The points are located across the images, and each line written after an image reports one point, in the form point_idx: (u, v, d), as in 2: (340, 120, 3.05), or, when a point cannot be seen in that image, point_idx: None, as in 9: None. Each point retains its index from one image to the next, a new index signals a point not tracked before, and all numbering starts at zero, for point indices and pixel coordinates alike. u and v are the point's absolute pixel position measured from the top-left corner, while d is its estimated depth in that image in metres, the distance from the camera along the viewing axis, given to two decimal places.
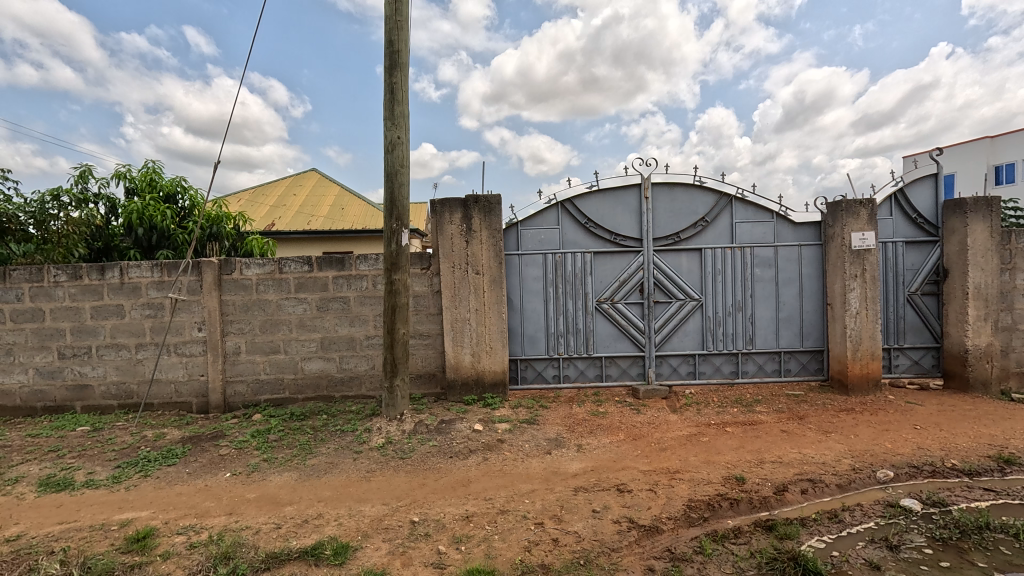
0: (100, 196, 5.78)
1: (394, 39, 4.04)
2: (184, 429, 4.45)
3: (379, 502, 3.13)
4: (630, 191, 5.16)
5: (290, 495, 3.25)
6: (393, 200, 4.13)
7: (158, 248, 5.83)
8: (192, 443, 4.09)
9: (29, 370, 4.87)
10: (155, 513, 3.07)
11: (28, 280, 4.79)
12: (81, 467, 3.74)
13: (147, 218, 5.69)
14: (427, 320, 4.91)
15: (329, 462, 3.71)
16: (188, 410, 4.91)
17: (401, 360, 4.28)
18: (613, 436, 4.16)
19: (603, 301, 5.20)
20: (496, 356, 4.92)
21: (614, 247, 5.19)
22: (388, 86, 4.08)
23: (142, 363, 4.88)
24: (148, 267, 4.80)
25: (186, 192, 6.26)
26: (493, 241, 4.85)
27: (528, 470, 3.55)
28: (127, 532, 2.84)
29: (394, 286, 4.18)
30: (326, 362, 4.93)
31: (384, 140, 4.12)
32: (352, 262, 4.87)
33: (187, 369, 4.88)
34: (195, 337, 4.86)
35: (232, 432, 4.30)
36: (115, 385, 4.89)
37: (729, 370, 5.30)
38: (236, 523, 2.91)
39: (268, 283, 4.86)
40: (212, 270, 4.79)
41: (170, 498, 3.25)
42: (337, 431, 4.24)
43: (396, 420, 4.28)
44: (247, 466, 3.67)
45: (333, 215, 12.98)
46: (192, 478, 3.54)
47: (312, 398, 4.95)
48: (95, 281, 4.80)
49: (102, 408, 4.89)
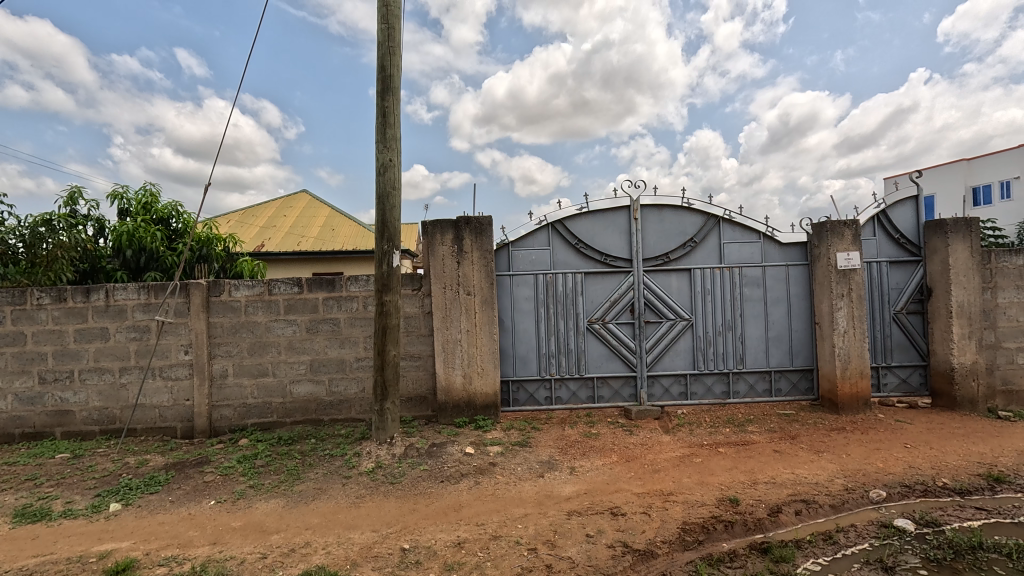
0: (90, 218, 5.75)
1: (387, 64, 4.11)
2: (168, 455, 4.35)
3: (369, 529, 3.07)
4: (619, 212, 5.23)
5: (277, 523, 3.17)
6: (385, 222, 4.14)
7: (146, 269, 5.83)
8: (176, 470, 3.99)
9: (8, 397, 4.75)
10: (135, 543, 2.98)
11: (11, 304, 4.71)
12: (59, 496, 3.62)
13: (136, 239, 5.69)
14: (418, 341, 4.88)
15: (316, 489, 3.63)
16: (172, 435, 4.80)
17: (391, 383, 4.24)
18: (606, 458, 4.13)
19: (594, 321, 5.21)
20: (488, 377, 4.88)
21: (604, 267, 5.22)
22: (381, 109, 4.13)
23: (126, 387, 4.78)
24: (135, 289, 4.74)
25: (181, 215, 6.26)
26: (484, 261, 4.86)
27: (520, 494, 3.49)
28: (106, 564, 2.74)
29: (385, 307, 4.16)
30: (316, 386, 4.86)
31: (377, 163, 4.15)
32: (343, 283, 4.84)
33: (172, 394, 4.79)
34: (182, 360, 4.78)
35: (218, 458, 4.21)
36: (97, 410, 4.78)
37: (721, 390, 5.30)
38: (221, 553, 2.83)
39: (257, 305, 4.82)
40: (200, 293, 4.75)
41: (152, 528, 3.16)
42: (326, 455, 4.16)
43: (387, 444, 4.21)
44: (233, 493, 3.58)
45: (325, 235, 12.97)
46: (175, 506, 3.44)
47: (301, 421, 4.86)
48: (79, 304, 4.73)
49: (83, 434, 4.77)
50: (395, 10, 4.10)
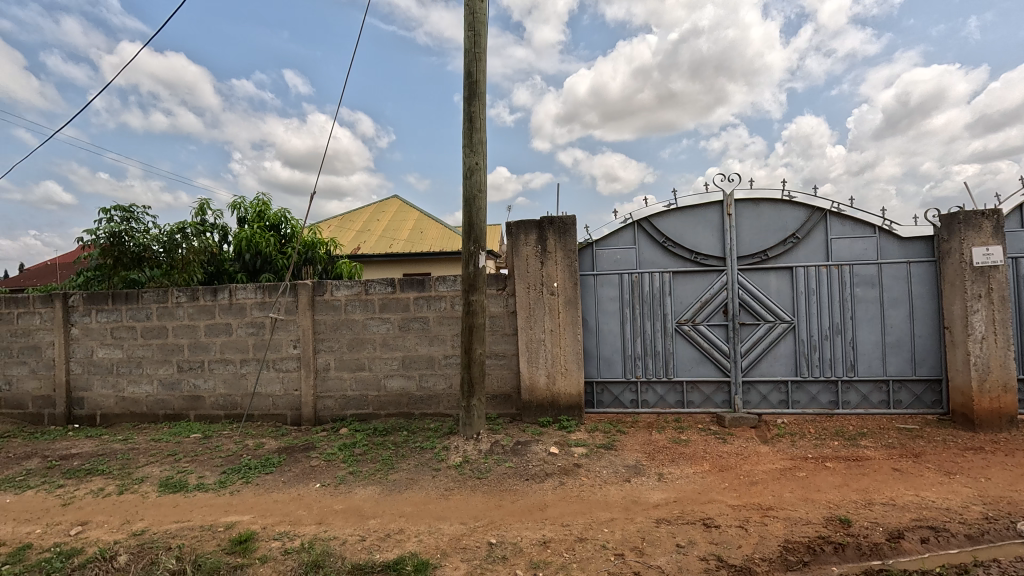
0: (216, 226, 6.50)
1: (473, 70, 4.22)
2: (280, 439, 4.79)
3: (457, 521, 3.17)
4: (711, 208, 4.96)
5: (374, 508, 3.37)
6: (471, 223, 4.25)
7: (261, 271, 6.49)
8: (287, 454, 4.38)
9: (154, 382, 5.49)
10: (254, 517, 3.32)
11: (156, 301, 5.45)
12: (194, 471, 4.13)
13: (253, 244, 6.36)
14: (503, 341, 4.97)
15: (409, 478, 3.82)
16: (283, 421, 5.28)
17: (478, 381, 4.35)
18: (697, 466, 3.94)
19: (683, 322, 4.99)
20: (572, 378, 4.85)
21: (694, 266, 4.99)
22: (468, 114, 4.25)
23: (245, 377, 5.33)
24: (253, 289, 5.28)
25: (290, 222, 6.89)
26: (567, 261, 4.84)
27: (605, 498, 3.43)
28: (231, 534, 3.08)
29: (471, 306, 4.28)
30: (407, 380, 5.11)
31: (463, 167, 4.27)
32: (432, 283, 5.05)
33: (283, 384, 5.27)
34: (291, 353, 5.25)
35: (321, 445, 4.56)
36: (223, 397, 5.38)
37: (827, 400, 4.85)
38: (325, 533, 3.07)
39: (355, 303, 5.16)
40: (306, 292, 5.18)
41: (267, 505, 3.50)
42: (416, 448, 4.36)
43: (473, 439, 4.33)
44: (335, 478, 3.87)
45: (414, 238, 13.62)
46: (287, 486, 3.79)
47: (394, 414, 5.14)
48: (209, 302, 5.36)
49: (211, 417, 5.39)
50: (480, 16, 4.20)
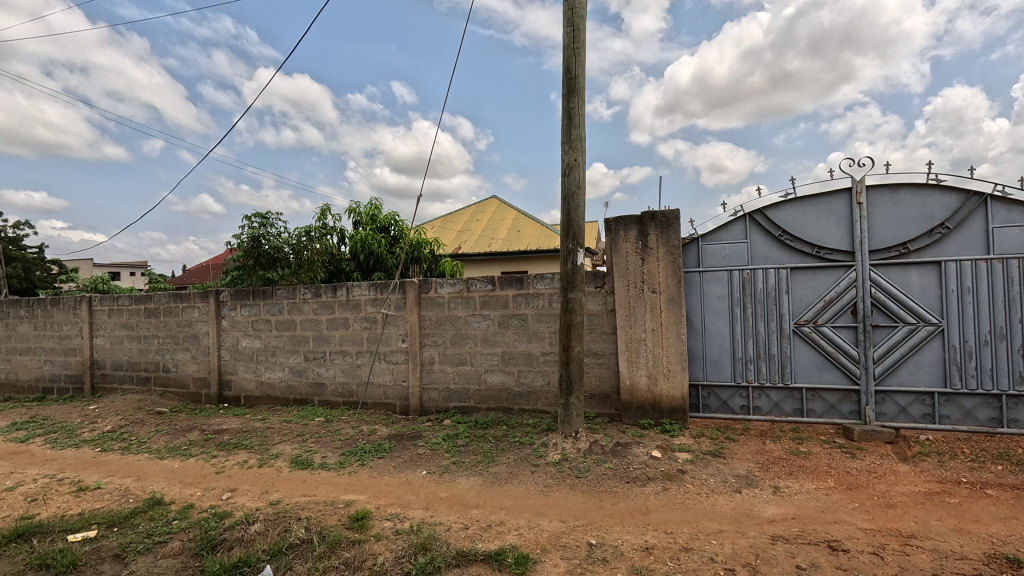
0: (335, 229, 7.13)
1: (572, 66, 4.18)
2: (391, 427, 5.14)
3: (556, 518, 3.18)
4: (837, 197, 4.47)
5: (476, 499, 3.49)
6: (570, 221, 4.23)
7: (374, 270, 7.01)
8: (397, 440, 4.69)
9: (285, 369, 6.17)
10: (369, 498, 3.59)
11: (287, 297, 6.11)
12: (318, 451, 4.58)
13: (367, 245, 6.88)
14: (601, 339, 4.89)
15: (509, 472, 3.90)
16: (393, 410, 5.65)
17: (576, 379, 4.32)
18: (819, 482, 3.57)
19: (803, 323, 4.55)
20: (675, 380, 4.63)
21: (816, 261, 4.52)
22: (566, 111, 4.23)
23: (361, 367, 5.79)
24: (367, 286, 5.71)
25: (398, 223, 7.35)
26: (670, 258, 4.63)
27: (713, 508, 3.23)
28: (349, 511, 3.36)
29: (570, 304, 4.26)
30: (507, 376, 5.22)
31: (562, 164, 4.26)
32: (530, 281, 5.10)
33: (393, 375, 5.64)
34: (400, 347, 5.60)
35: (427, 434, 4.82)
36: (342, 385, 5.89)
37: (987, 416, 4.15)
38: (432, 518, 3.24)
39: (458, 300, 5.38)
40: (413, 289, 5.49)
41: (381, 487, 3.77)
42: (516, 442, 4.44)
43: (572, 437, 4.31)
44: (440, 467, 4.07)
45: (512, 237, 13.87)
46: (397, 471, 4.06)
47: (493, 408, 5.28)
48: (330, 298, 5.89)
49: (332, 403, 5.94)
50: (579, 11, 4.16)
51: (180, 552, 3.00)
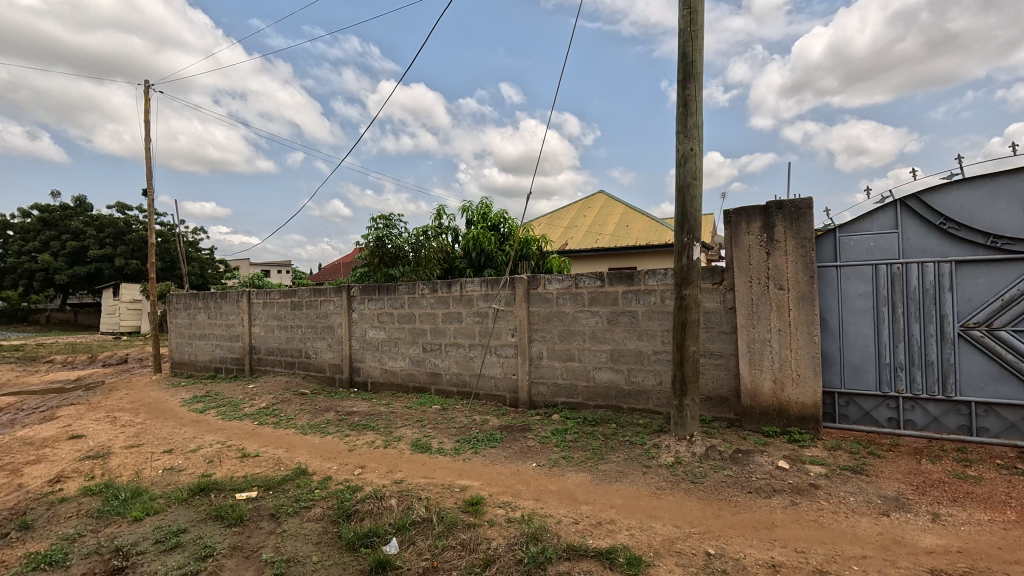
0: (449, 228, 7.52)
1: (688, 50, 3.97)
2: (501, 418, 5.31)
3: (670, 523, 3.06)
4: (1021, 176, 3.74)
5: (586, 495, 3.48)
6: (685, 214, 4.03)
7: (485, 267, 7.28)
8: (508, 432, 4.83)
9: (406, 359, 6.65)
10: (482, 484, 3.75)
11: (407, 293, 6.57)
12: (435, 436, 4.88)
13: (478, 243, 7.17)
14: (719, 339, 4.60)
15: (619, 471, 3.83)
16: (503, 402, 5.83)
17: (691, 379, 4.12)
18: (995, 513, 3.03)
19: (972, 326, 3.88)
20: (806, 386, 4.20)
21: (992, 253, 3.83)
22: (682, 99, 4.03)
23: (473, 359, 6.05)
24: (479, 282, 5.95)
25: (507, 221, 7.56)
26: (801, 251, 4.20)
27: (854, 530, 2.89)
28: (465, 496, 3.54)
29: (684, 301, 4.06)
30: (616, 373, 5.12)
31: (677, 154, 4.07)
32: (641, 277, 4.94)
33: (503, 368, 5.82)
34: (509, 341, 5.76)
35: (537, 427, 4.90)
36: (456, 375, 6.21)
37: None
38: (542, 509, 3.30)
39: (566, 296, 5.38)
40: (523, 285, 5.60)
41: (493, 475, 3.92)
42: (626, 441, 4.35)
43: (686, 441, 4.12)
44: (550, 460, 4.12)
45: (620, 232, 13.55)
46: (509, 461, 4.18)
47: (602, 406, 5.21)
48: (445, 293, 6.23)
49: (447, 393, 6.28)
50: None
51: (322, 518, 3.38)
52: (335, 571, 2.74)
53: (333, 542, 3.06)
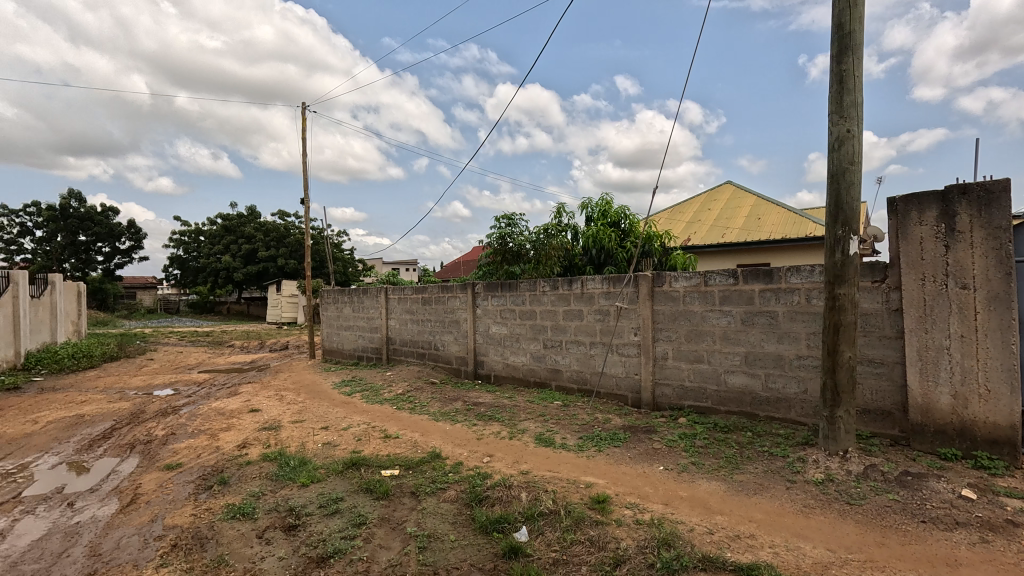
0: (569, 225, 7.56)
1: (846, 20, 3.54)
2: (624, 418, 5.21)
3: (822, 545, 2.78)
4: None
5: (720, 505, 3.30)
6: (839, 204, 3.62)
7: (605, 264, 7.19)
8: (632, 432, 4.73)
9: (527, 354, 6.82)
10: (608, 483, 3.73)
11: (529, 290, 6.74)
12: (558, 432, 4.94)
13: (599, 240, 7.11)
14: (880, 345, 4.06)
15: (758, 483, 3.56)
16: (625, 402, 5.72)
17: (845, 389, 3.68)
18: None
19: None
20: (1000, 404, 3.52)
21: None
22: (836, 75, 3.61)
23: (594, 357, 6.02)
24: (601, 280, 5.90)
25: (628, 217, 7.39)
26: (993, 243, 3.52)
27: None
28: (591, 493, 3.55)
29: (837, 302, 3.64)
30: (751, 378, 4.76)
31: (830, 138, 3.67)
32: (782, 275, 4.53)
33: (626, 367, 5.70)
34: (632, 340, 5.63)
35: (662, 430, 4.74)
36: (576, 372, 6.23)
37: None
38: (673, 515, 3.19)
39: (694, 295, 5.12)
40: (647, 283, 5.43)
41: (618, 474, 3.87)
42: (764, 452, 4.03)
43: (838, 456, 3.70)
44: (678, 465, 3.96)
45: (750, 225, 12.50)
46: (634, 462, 4.10)
47: (735, 412, 4.87)
48: (566, 291, 6.28)
49: (567, 389, 6.33)
50: None
51: (456, 500, 3.61)
52: (471, 551, 2.91)
53: (467, 523, 3.25)
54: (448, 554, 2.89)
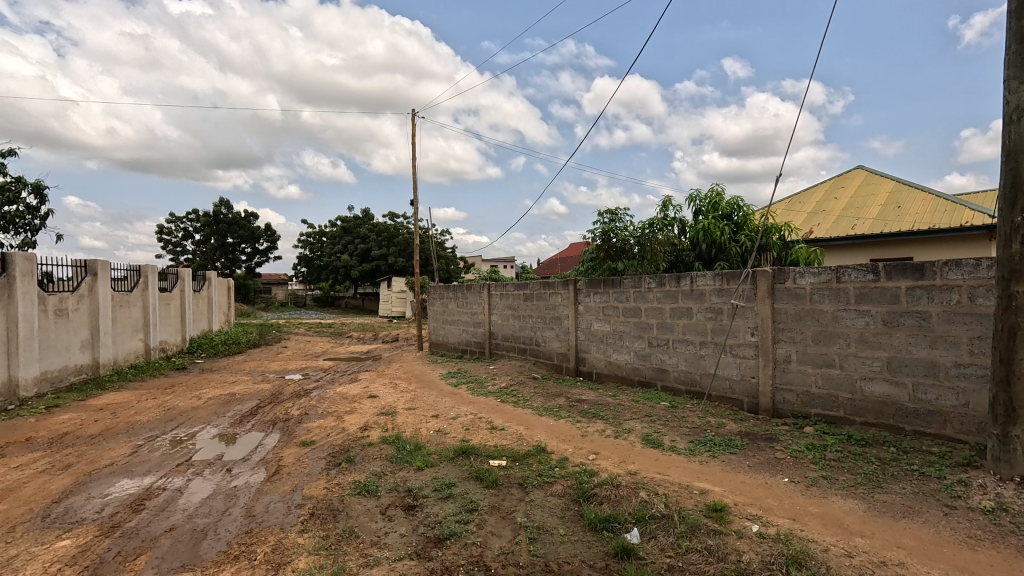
0: (676, 219, 7.24)
1: None
2: (740, 423, 4.88)
3: None
4: None
5: (860, 526, 2.96)
6: (1018, 185, 3.07)
7: (716, 260, 6.78)
8: (749, 439, 4.41)
9: (632, 352, 6.65)
10: (725, 491, 3.51)
11: (633, 286, 6.56)
12: (667, 434, 4.76)
13: (709, 234, 6.72)
14: None
15: (906, 506, 3.14)
16: (740, 407, 5.35)
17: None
18: None
19: None
20: None
21: None
22: (1016, 34, 3.08)
23: (705, 358, 5.71)
24: (713, 277, 5.59)
25: (742, 209, 6.89)
26: None
27: None
28: (706, 500, 3.37)
29: (1014, 301, 3.08)
30: (895, 388, 4.20)
31: (1007, 108, 3.13)
32: (936, 270, 3.94)
33: (741, 369, 5.33)
34: (749, 341, 5.24)
35: (785, 439, 4.36)
36: (684, 373, 5.96)
37: None
38: (802, 532, 2.92)
39: (824, 293, 4.63)
40: (766, 279, 5.02)
41: (736, 483, 3.63)
42: (913, 471, 3.55)
43: (1013, 483, 3.14)
44: (806, 478, 3.62)
45: (887, 215, 11.06)
46: (753, 471, 3.82)
47: (873, 424, 4.34)
48: (674, 288, 6.03)
49: (675, 390, 6.07)
50: None
51: (564, 495, 3.62)
52: (581, 547, 2.90)
53: (576, 519, 3.24)
54: (558, 548, 2.90)
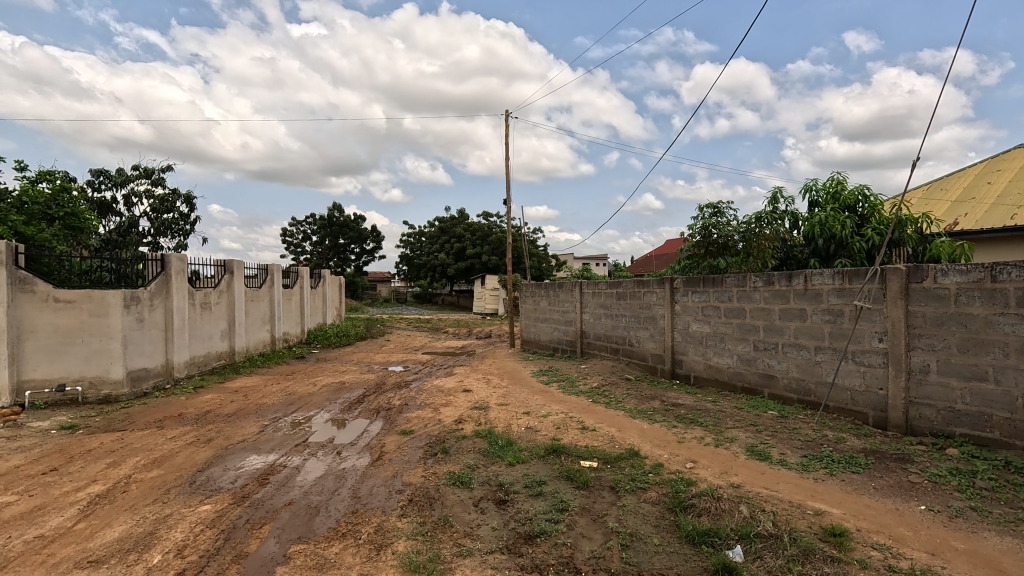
0: (787, 213, 6.64)
1: None
2: (863, 439, 4.36)
3: None
4: None
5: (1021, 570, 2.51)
6: None
7: (836, 256, 6.09)
8: (876, 458, 3.93)
9: (735, 356, 6.22)
10: (845, 514, 3.15)
11: (737, 285, 6.12)
12: (775, 445, 4.38)
13: (827, 228, 6.03)
14: None
15: None
16: (864, 421, 4.77)
17: None
18: None
19: None
20: None
21: None
22: None
23: (821, 364, 5.19)
24: (831, 275, 5.07)
25: (868, 199, 6.14)
26: None
27: None
28: (822, 522, 3.05)
29: None
30: None
31: None
32: None
33: (865, 379, 4.75)
34: (876, 347, 4.65)
35: (921, 460, 3.82)
36: (796, 380, 5.46)
37: None
38: (943, 570, 2.54)
39: (974, 294, 3.98)
40: (898, 278, 4.42)
41: (859, 506, 3.24)
42: None
43: None
44: (949, 508, 3.14)
45: None
46: (880, 495, 3.38)
47: None
48: (784, 287, 5.56)
49: (784, 399, 5.58)
50: None
51: (658, 502, 3.47)
52: (677, 560, 2.76)
53: (671, 530, 3.09)
54: (652, 558, 2.79)
